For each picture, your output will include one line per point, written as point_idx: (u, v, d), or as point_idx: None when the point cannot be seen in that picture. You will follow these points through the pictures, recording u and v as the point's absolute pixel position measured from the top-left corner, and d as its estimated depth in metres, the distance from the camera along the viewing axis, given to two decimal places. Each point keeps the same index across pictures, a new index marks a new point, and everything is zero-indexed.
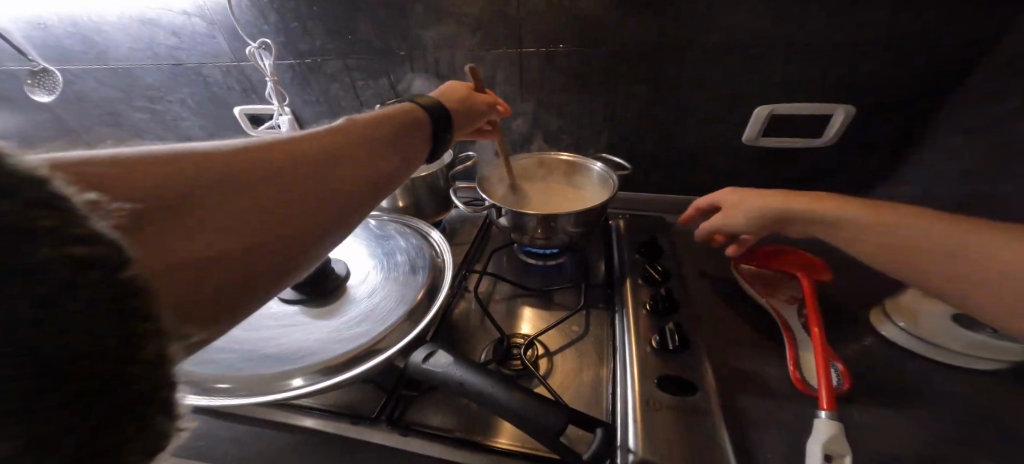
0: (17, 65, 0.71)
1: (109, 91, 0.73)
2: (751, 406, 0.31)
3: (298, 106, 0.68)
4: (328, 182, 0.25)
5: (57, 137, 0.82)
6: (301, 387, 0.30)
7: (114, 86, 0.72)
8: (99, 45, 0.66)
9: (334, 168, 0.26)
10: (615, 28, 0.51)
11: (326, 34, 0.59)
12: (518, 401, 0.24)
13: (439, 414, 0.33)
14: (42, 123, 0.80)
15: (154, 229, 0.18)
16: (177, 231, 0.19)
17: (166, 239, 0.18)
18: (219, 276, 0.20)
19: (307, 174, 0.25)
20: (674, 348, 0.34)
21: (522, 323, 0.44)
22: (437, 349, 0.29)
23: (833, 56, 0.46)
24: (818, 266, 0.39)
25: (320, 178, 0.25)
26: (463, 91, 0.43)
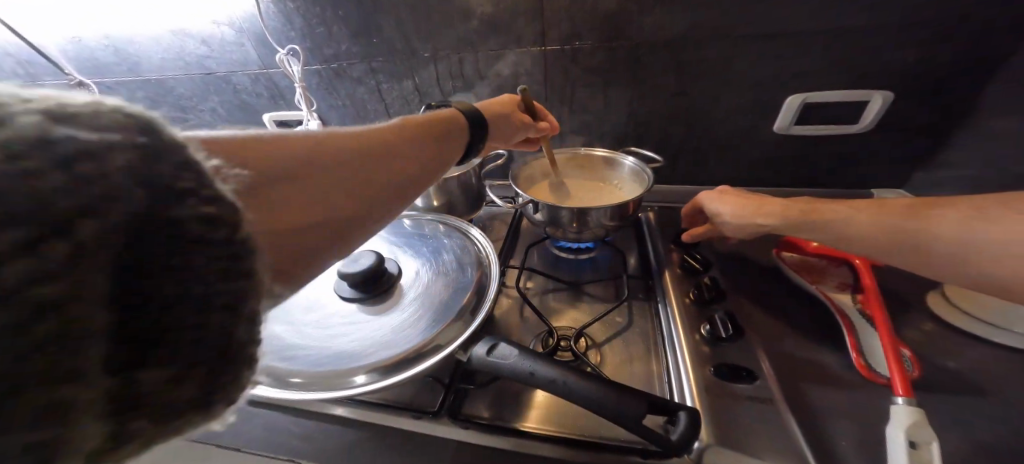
0: (54, 79, 0.73)
1: (141, 101, 0.74)
2: (814, 395, 0.30)
3: (325, 111, 0.69)
4: (393, 172, 0.29)
5: None
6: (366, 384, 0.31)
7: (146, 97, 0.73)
8: (131, 57, 0.67)
9: (394, 164, 0.29)
10: (640, 22, 0.50)
11: (350, 38, 0.59)
12: (588, 387, 0.25)
13: (497, 409, 0.34)
14: None
15: (274, 190, 0.22)
16: (285, 202, 0.22)
17: (276, 204, 0.22)
18: (311, 231, 0.23)
19: (376, 160, 0.28)
20: (727, 337, 0.34)
21: (565, 316, 0.44)
22: (499, 342, 0.30)
23: (870, 43, 0.46)
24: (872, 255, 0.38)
25: (385, 168, 0.29)
26: (506, 106, 0.45)
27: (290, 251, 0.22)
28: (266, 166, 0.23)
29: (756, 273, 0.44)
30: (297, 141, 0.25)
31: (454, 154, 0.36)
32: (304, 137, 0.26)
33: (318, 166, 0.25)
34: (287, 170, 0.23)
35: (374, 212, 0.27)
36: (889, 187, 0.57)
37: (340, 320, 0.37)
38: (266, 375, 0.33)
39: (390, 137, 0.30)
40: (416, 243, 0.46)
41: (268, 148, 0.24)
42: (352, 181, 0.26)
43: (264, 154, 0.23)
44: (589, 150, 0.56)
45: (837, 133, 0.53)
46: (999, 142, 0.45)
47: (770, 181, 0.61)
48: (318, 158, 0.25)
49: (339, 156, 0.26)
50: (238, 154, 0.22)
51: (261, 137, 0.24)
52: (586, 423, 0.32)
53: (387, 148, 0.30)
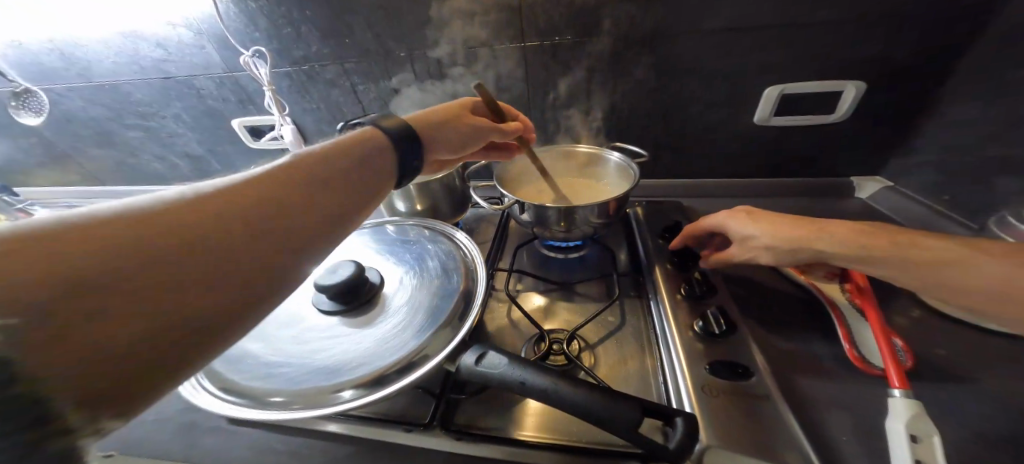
0: None
1: (97, 109, 0.70)
2: (811, 389, 0.30)
3: (297, 115, 0.66)
4: (265, 241, 0.22)
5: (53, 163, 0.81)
6: (351, 400, 0.29)
7: (102, 105, 0.69)
8: (81, 62, 0.63)
9: (277, 224, 0.23)
10: (618, 16, 0.50)
11: (320, 38, 0.56)
12: (582, 394, 0.24)
13: (490, 417, 0.33)
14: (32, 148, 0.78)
15: (62, 324, 0.15)
16: (86, 324, 0.15)
17: (71, 330, 0.15)
18: (135, 357, 0.16)
19: (234, 231, 0.21)
20: (720, 333, 0.34)
21: (557, 318, 0.43)
22: (487, 351, 0.29)
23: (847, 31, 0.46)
24: None
25: (253, 234, 0.21)
26: (456, 108, 0.41)
27: (110, 385, 0.16)
28: (65, 270, 0.15)
29: (746, 267, 0.43)
30: (71, 232, 0.16)
31: (376, 179, 0.31)
32: (100, 219, 0.17)
33: (162, 255, 0.18)
34: (92, 278, 0.16)
35: (252, 298, 0.21)
36: (866, 175, 0.58)
37: (321, 334, 0.35)
38: (243, 395, 0.31)
39: (275, 188, 0.24)
40: (399, 250, 0.44)
41: (63, 237, 0.16)
42: (208, 269, 0.19)
43: (76, 251, 0.16)
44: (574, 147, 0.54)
45: (814, 123, 0.54)
46: (967, 128, 0.46)
47: (752, 172, 0.61)
48: (126, 249, 0.17)
49: (159, 237, 0.18)
50: (16, 261, 0.14)
51: (72, 220, 0.17)
52: (583, 426, 0.31)
53: (243, 205, 0.22)
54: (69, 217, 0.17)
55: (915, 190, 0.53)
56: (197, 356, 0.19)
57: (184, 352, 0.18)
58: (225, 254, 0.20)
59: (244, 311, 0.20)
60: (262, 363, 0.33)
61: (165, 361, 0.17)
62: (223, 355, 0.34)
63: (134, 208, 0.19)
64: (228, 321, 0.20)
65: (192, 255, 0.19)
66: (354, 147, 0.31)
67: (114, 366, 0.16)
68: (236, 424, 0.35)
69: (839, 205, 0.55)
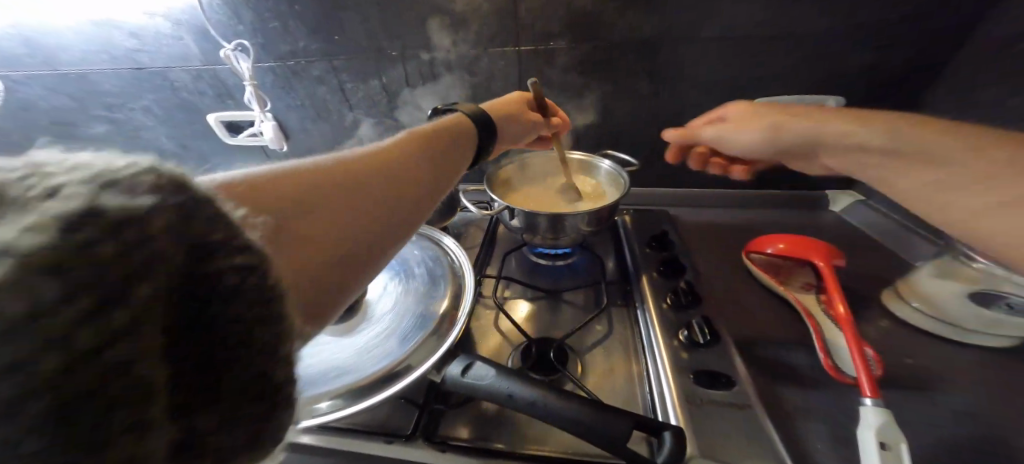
0: None
1: (56, 99, 0.65)
2: (792, 399, 0.31)
3: (281, 111, 0.64)
4: (393, 196, 0.25)
5: None
6: (331, 411, 0.28)
7: (65, 94, 0.64)
8: (47, 49, 0.59)
9: (402, 189, 0.26)
10: (614, 24, 0.50)
11: (309, 33, 0.55)
12: (564, 405, 0.25)
13: (474, 427, 0.32)
14: None
15: (277, 238, 0.18)
16: (298, 238, 0.19)
17: (292, 243, 0.18)
18: (324, 275, 0.19)
19: (376, 188, 0.24)
20: (705, 343, 0.35)
21: (544, 325, 0.43)
22: (474, 361, 0.29)
23: (830, 47, 0.48)
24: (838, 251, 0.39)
25: (383, 192, 0.24)
26: (514, 105, 0.44)
27: (317, 294, 0.19)
28: (272, 203, 0.19)
29: (728, 276, 0.45)
30: (271, 181, 0.20)
31: (459, 156, 0.34)
32: (290, 172, 0.21)
33: (315, 200, 0.21)
34: (302, 218, 0.19)
35: (387, 237, 0.23)
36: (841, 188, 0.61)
37: None
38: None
39: (404, 161, 0.28)
40: None
41: (283, 185, 0.20)
42: (360, 210, 0.22)
43: (280, 196, 0.19)
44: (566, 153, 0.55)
45: None
46: None
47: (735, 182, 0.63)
48: (317, 193, 0.21)
49: (324, 185, 0.22)
50: (246, 196, 0.18)
51: (262, 175, 0.20)
52: (569, 436, 0.31)
53: (361, 169, 0.24)
54: (261, 173, 0.20)
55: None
56: (353, 286, 0.21)
57: (340, 288, 0.20)
58: (356, 200, 0.23)
59: (379, 248, 0.23)
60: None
61: (334, 285, 0.20)
62: None
63: (296, 168, 0.22)
64: (368, 253, 0.22)
65: (347, 199, 0.22)
66: (447, 132, 0.34)
67: (307, 279, 0.18)
68: None
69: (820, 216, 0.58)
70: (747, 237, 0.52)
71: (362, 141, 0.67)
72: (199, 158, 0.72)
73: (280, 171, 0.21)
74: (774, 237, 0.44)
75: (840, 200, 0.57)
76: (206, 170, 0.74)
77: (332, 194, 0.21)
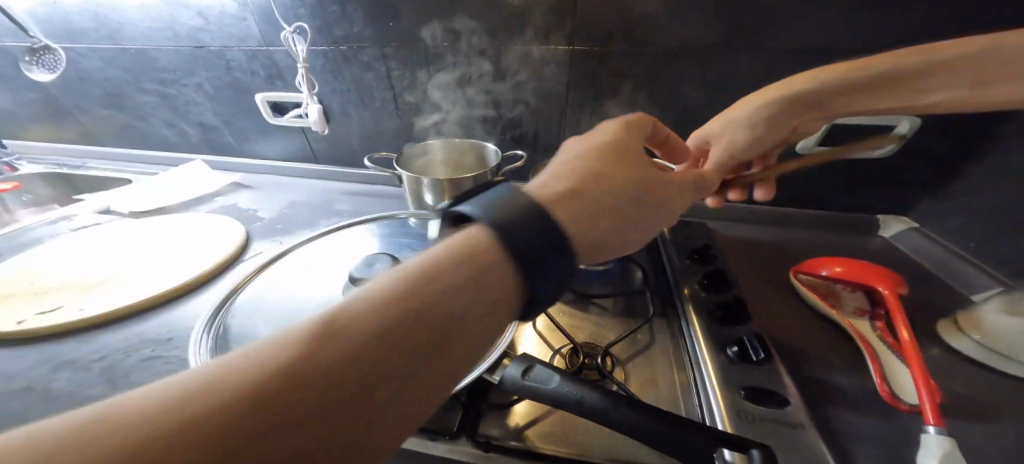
0: (14, 40, 0.72)
1: (117, 72, 0.70)
2: (844, 419, 0.30)
3: (326, 96, 0.64)
4: (424, 340, 0.17)
5: (58, 118, 0.81)
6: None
7: (123, 67, 0.69)
8: (113, 24, 0.64)
9: (445, 319, 0.18)
10: (676, 31, 0.50)
11: (364, 20, 0.55)
12: (642, 417, 0.25)
13: (516, 430, 0.33)
14: (39, 101, 0.79)
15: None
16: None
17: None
18: None
19: (401, 340, 0.17)
20: (758, 360, 0.34)
21: (584, 331, 0.43)
22: (534, 364, 0.29)
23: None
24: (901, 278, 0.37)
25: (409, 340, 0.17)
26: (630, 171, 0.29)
27: None
28: (235, 415, 0.13)
29: (773, 295, 0.44)
30: (250, 371, 0.14)
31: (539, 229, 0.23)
32: (271, 354, 0.15)
33: (292, 387, 0.14)
34: (272, 425, 0.13)
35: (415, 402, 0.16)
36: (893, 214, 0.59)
37: None
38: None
39: (453, 272, 0.20)
40: None
41: (265, 372, 0.14)
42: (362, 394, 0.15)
43: (253, 400, 0.14)
44: None
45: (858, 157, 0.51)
46: None
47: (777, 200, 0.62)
48: (296, 386, 0.14)
49: (314, 361, 0.15)
50: (198, 412, 0.13)
51: (237, 367, 0.15)
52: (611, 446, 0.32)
53: (377, 310, 0.17)
54: (238, 364, 0.15)
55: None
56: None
57: None
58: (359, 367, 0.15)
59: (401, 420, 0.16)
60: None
61: None
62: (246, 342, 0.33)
63: (290, 335, 0.16)
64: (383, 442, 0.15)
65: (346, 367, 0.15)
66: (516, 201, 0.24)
67: None
68: None
69: (868, 241, 0.56)
70: (789, 257, 0.51)
71: (402, 131, 0.67)
72: (241, 135, 0.74)
73: (265, 349, 0.16)
74: (828, 259, 0.43)
75: (891, 226, 0.56)
76: (242, 148, 0.76)
77: (332, 372, 0.15)
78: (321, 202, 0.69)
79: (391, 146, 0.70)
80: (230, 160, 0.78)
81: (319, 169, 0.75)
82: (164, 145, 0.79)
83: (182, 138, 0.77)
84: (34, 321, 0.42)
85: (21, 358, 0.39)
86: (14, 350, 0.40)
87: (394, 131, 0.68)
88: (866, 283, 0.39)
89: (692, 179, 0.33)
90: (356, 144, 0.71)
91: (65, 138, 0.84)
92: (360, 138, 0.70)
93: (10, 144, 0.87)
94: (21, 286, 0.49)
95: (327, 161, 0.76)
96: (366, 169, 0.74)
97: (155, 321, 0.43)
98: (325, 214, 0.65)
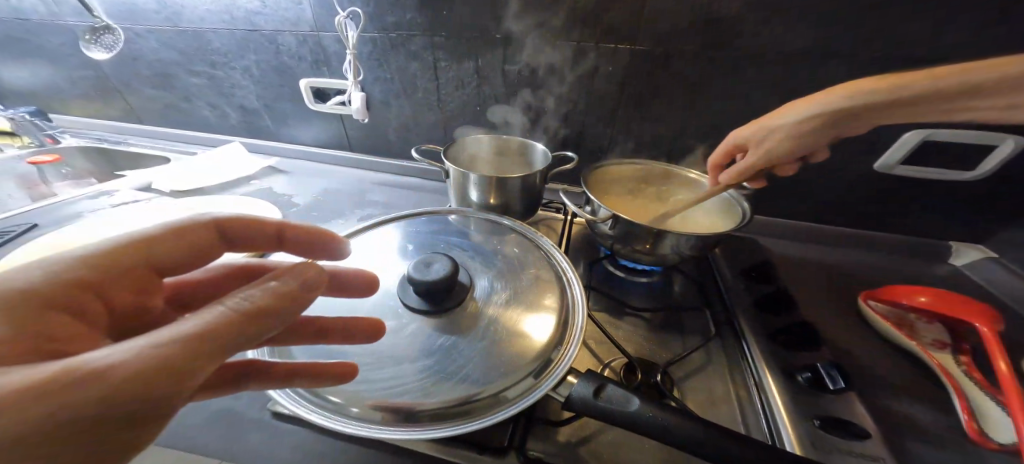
0: (76, 20, 0.72)
1: (169, 53, 0.71)
2: (929, 459, 0.27)
3: (369, 84, 0.64)
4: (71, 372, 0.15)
5: (104, 95, 0.83)
6: (433, 423, 0.27)
7: (176, 49, 0.70)
8: (174, 6, 0.64)
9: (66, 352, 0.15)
10: (750, 32, 0.47)
11: (417, 7, 0.54)
12: (714, 436, 0.26)
13: (567, 449, 0.33)
14: (88, 78, 0.81)
15: None
16: None
17: None
18: None
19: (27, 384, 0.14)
20: (835, 387, 0.31)
21: (638, 345, 0.41)
22: (605, 383, 0.29)
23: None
24: (996, 313, 0.35)
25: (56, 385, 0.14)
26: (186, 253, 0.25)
27: None
28: None
29: (838, 319, 0.42)
30: None
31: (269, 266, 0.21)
32: None
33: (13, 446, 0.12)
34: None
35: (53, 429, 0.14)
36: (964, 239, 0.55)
37: (409, 335, 0.32)
38: (315, 391, 0.29)
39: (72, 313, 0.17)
40: (485, 251, 0.43)
41: None
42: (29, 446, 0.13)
43: None
44: (681, 168, 0.54)
45: (941, 177, 0.49)
46: None
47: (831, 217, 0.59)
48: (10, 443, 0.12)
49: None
50: None
51: None
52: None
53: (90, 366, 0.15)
54: None
55: (1020, 264, 0.49)
56: None
57: None
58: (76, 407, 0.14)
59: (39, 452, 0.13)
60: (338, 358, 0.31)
61: None
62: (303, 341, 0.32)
63: None
64: None
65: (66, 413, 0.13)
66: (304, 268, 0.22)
67: None
68: (278, 419, 0.33)
69: (934, 266, 0.53)
70: (849, 280, 0.49)
71: (443, 124, 0.66)
72: (281, 119, 0.75)
73: None
74: (906, 287, 0.41)
75: (965, 253, 0.53)
76: (280, 132, 0.77)
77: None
78: (355, 191, 0.68)
79: (429, 138, 0.69)
80: (268, 143, 0.79)
81: (354, 158, 0.75)
82: (206, 126, 0.81)
83: (223, 120, 0.79)
84: None
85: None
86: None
87: (434, 124, 0.66)
88: (953, 316, 0.37)
89: (287, 301, 0.20)
90: (394, 136, 0.70)
91: (111, 115, 0.87)
92: (399, 128, 0.69)
93: (56, 117, 0.89)
94: None
95: (363, 151, 0.75)
96: (401, 161, 0.73)
97: None
98: (360, 204, 0.64)
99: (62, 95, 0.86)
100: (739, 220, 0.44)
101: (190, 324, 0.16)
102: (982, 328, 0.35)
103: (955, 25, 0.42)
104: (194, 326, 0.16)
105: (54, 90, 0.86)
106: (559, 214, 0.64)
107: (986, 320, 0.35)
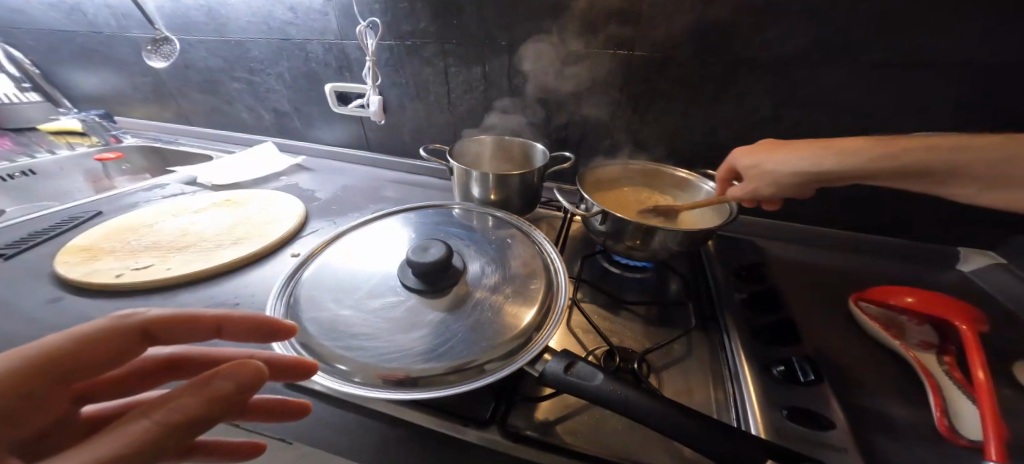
0: (140, 32, 0.83)
1: (215, 61, 0.80)
2: (895, 454, 0.27)
3: (386, 87, 0.69)
4: None
5: (159, 99, 0.94)
6: (420, 387, 0.30)
7: (222, 57, 0.78)
8: (222, 19, 0.72)
9: None
10: (745, 35, 0.48)
11: (430, 16, 0.59)
12: (673, 413, 0.27)
13: (544, 425, 0.35)
14: (147, 84, 0.92)
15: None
16: None
17: None
18: None
19: None
20: (806, 381, 0.32)
21: (623, 336, 0.42)
22: (575, 362, 0.31)
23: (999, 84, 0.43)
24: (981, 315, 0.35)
25: None
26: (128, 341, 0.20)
27: None
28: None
29: (826, 320, 0.42)
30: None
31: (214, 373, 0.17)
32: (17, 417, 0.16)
33: None
34: None
35: None
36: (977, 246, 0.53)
37: (405, 310, 0.36)
38: (322, 358, 0.32)
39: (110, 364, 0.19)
40: (481, 241, 0.46)
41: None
42: None
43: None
44: (673, 169, 0.56)
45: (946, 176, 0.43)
46: None
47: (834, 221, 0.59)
48: None
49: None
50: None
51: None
52: (636, 447, 0.33)
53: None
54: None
55: None
56: None
57: None
58: None
59: None
60: (341, 328, 0.34)
61: None
62: (313, 313, 0.36)
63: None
64: None
65: None
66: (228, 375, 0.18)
67: None
68: (288, 387, 0.37)
69: (938, 272, 0.52)
70: (846, 283, 0.49)
71: (452, 125, 0.70)
72: (308, 121, 0.82)
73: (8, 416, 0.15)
74: (898, 289, 0.42)
75: (972, 259, 0.51)
76: (307, 132, 0.84)
77: None
78: (370, 188, 0.73)
79: (438, 138, 0.73)
80: (296, 143, 0.87)
81: (370, 157, 0.81)
82: (243, 127, 0.90)
83: (259, 121, 0.87)
84: (129, 276, 0.46)
85: (115, 308, 0.43)
86: (111, 301, 0.44)
87: (444, 125, 0.71)
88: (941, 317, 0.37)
89: (214, 408, 0.17)
90: (407, 137, 0.75)
91: (164, 117, 0.97)
92: (412, 130, 0.74)
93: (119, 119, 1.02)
94: (122, 242, 0.53)
95: (379, 151, 0.81)
96: (413, 160, 0.78)
97: (222, 286, 0.47)
98: (374, 199, 0.69)
99: (125, 100, 0.98)
100: (727, 218, 0.46)
101: (109, 448, 0.14)
102: (966, 330, 0.35)
103: (956, 27, 0.41)
104: (110, 449, 0.14)
105: (119, 95, 0.98)
106: (559, 214, 0.66)
107: (971, 322, 0.35)
